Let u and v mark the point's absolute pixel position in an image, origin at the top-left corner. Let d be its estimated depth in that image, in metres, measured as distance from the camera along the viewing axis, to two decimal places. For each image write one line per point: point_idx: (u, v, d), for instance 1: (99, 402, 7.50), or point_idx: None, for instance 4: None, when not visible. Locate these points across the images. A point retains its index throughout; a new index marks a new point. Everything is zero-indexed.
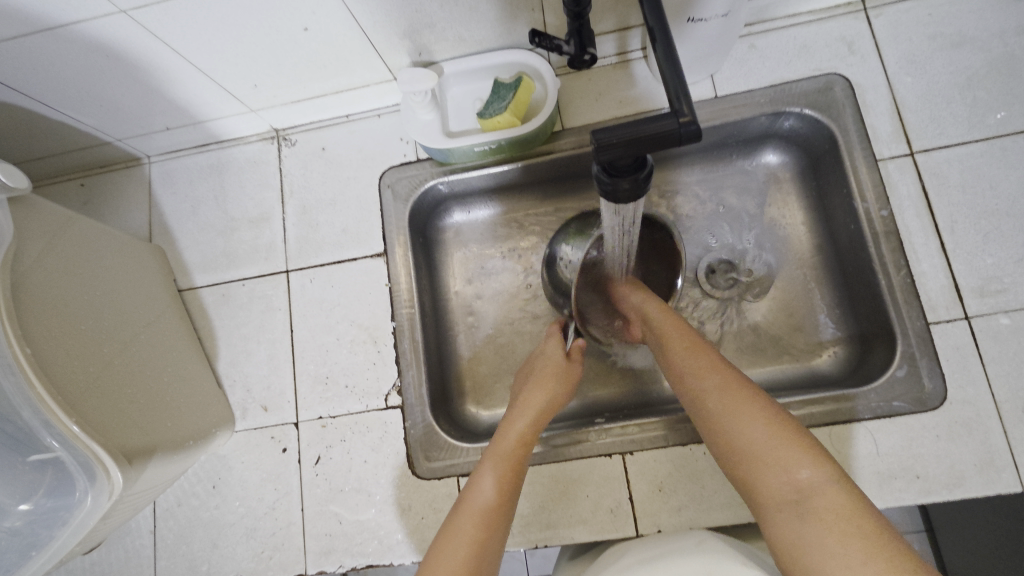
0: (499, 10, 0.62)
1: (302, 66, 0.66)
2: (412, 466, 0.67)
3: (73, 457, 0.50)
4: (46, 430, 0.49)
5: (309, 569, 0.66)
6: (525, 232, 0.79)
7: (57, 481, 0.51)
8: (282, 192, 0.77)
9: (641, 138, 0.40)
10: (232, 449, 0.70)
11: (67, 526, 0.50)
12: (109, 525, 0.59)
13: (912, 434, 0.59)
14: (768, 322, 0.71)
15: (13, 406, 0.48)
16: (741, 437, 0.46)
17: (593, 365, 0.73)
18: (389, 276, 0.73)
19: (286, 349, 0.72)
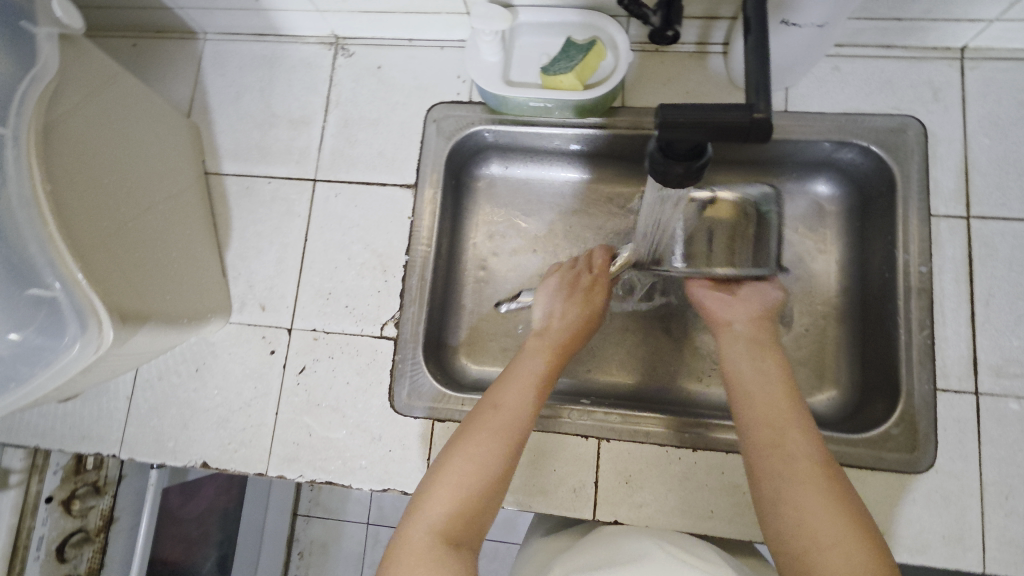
0: None
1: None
2: (391, 400, 0.67)
3: (69, 303, 0.49)
4: (48, 269, 0.48)
5: (270, 470, 0.67)
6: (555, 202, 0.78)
7: (47, 322, 0.50)
8: (327, 100, 0.76)
9: (713, 125, 0.39)
10: (222, 339, 0.71)
11: (48, 369, 0.50)
12: (86, 380, 0.60)
13: (887, 495, 0.58)
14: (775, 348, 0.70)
15: (21, 238, 0.47)
16: (794, 451, 0.48)
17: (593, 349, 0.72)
18: (414, 210, 0.72)
19: (296, 256, 0.72)
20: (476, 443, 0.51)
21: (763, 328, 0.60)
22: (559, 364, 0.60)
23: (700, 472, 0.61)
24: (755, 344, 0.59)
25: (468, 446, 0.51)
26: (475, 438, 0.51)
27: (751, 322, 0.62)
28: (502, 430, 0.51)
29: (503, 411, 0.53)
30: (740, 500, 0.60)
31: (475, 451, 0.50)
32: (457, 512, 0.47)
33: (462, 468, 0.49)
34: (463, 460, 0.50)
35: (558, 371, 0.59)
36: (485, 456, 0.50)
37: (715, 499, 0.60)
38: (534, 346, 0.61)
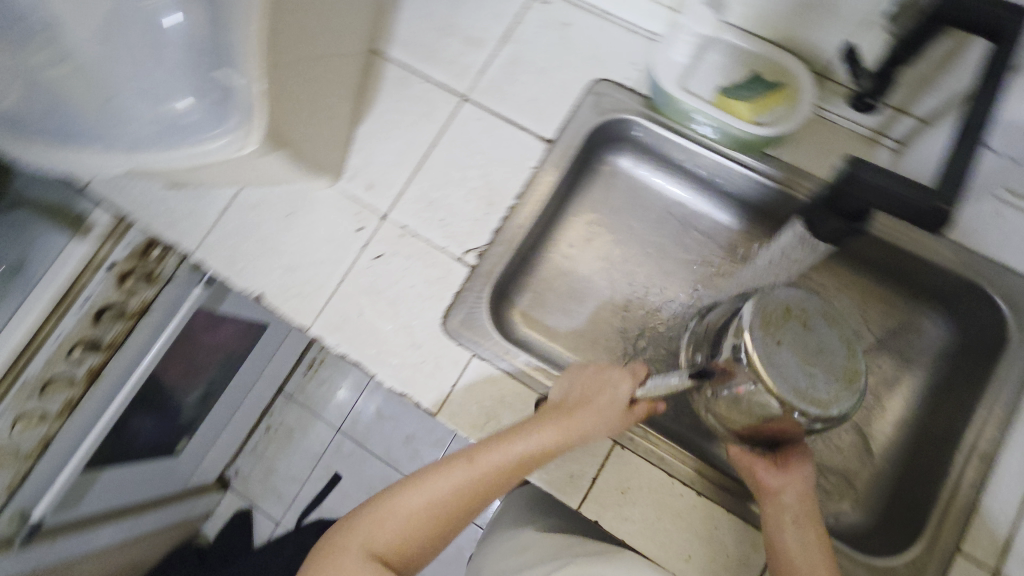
0: (812, 7, 0.60)
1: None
2: (444, 318, 0.69)
3: (239, 99, 0.52)
4: (240, 63, 0.52)
5: (313, 329, 0.70)
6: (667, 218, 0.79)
7: (215, 106, 0.54)
8: (507, 33, 0.77)
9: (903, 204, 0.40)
10: (321, 198, 0.74)
11: (190, 147, 0.53)
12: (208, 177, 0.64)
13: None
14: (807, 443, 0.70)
15: (237, 26, 0.51)
16: None
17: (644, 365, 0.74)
18: (540, 162, 0.73)
19: (418, 155, 0.74)
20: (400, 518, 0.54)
21: (809, 492, 0.57)
22: (554, 450, 0.57)
23: (695, 517, 0.61)
24: (807, 509, 0.56)
25: (394, 519, 0.54)
26: (432, 487, 0.55)
27: (799, 491, 0.57)
28: (433, 509, 0.55)
29: (479, 470, 0.55)
30: (720, 558, 0.60)
31: (404, 522, 0.54)
32: (393, 543, 0.53)
33: (398, 518, 0.54)
34: (410, 501, 0.55)
35: (551, 451, 0.56)
36: (419, 513, 0.55)
37: (696, 546, 0.60)
38: (537, 421, 0.58)
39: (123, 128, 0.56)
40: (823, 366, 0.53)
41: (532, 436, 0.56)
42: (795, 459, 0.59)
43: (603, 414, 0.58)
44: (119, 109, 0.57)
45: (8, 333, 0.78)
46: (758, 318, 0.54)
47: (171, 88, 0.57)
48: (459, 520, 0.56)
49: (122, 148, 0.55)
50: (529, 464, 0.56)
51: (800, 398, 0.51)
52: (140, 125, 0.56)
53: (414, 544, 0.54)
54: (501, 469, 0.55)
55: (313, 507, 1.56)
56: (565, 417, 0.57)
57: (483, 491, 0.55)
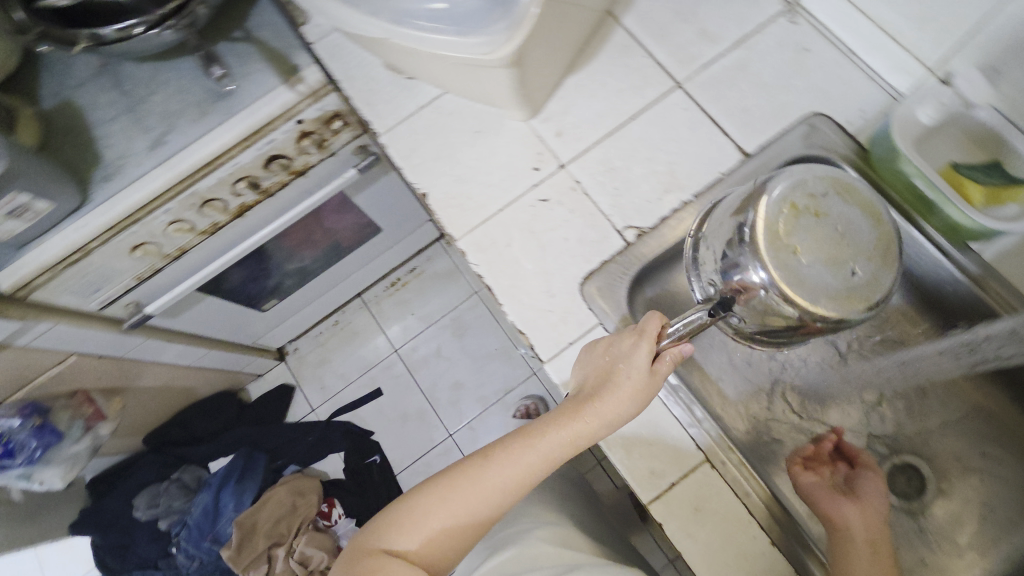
0: None
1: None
2: (585, 279, 0.69)
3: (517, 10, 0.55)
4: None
5: (460, 242, 0.72)
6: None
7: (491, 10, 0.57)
8: (744, 38, 0.76)
9: None
10: (510, 127, 0.76)
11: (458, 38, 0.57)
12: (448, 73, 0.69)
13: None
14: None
15: None
16: None
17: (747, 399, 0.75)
18: (729, 171, 0.71)
19: (613, 123, 0.75)
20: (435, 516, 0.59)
21: (879, 520, 0.58)
22: (571, 443, 0.59)
23: (759, 562, 0.60)
24: (880, 541, 0.57)
25: (429, 511, 0.59)
26: (460, 495, 0.59)
27: (866, 521, 0.58)
28: (462, 512, 0.59)
29: (501, 475, 0.59)
30: None
31: (430, 521, 0.58)
32: (422, 544, 0.58)
33: (425, 527, 0.58)
34: (433, 513, 0.59)
35: (568, 443, 0.59)
36: (439, 523, 0.58)
37: None
38: (557, 414, 0.61)
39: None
40: (850, 245, 0.56)
41: (551, 436, 0.60)
42: (866, 495, 0.60)
43: (630, 394, 0.58)
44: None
45: (201, 142, 0.83)
46: (766, 230, 0.56)
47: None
48: (496, 517, 0.60)
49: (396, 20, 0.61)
50: (549, 462, 0.60)
51: (850, 300, 0.54)
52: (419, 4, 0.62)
53: (437, 554, 0.58)
54: (524, 471, 0.59)
55: (348, 409, 1.62)
56: (580, 413, 0.59)
57: (509, 493, 0.59)
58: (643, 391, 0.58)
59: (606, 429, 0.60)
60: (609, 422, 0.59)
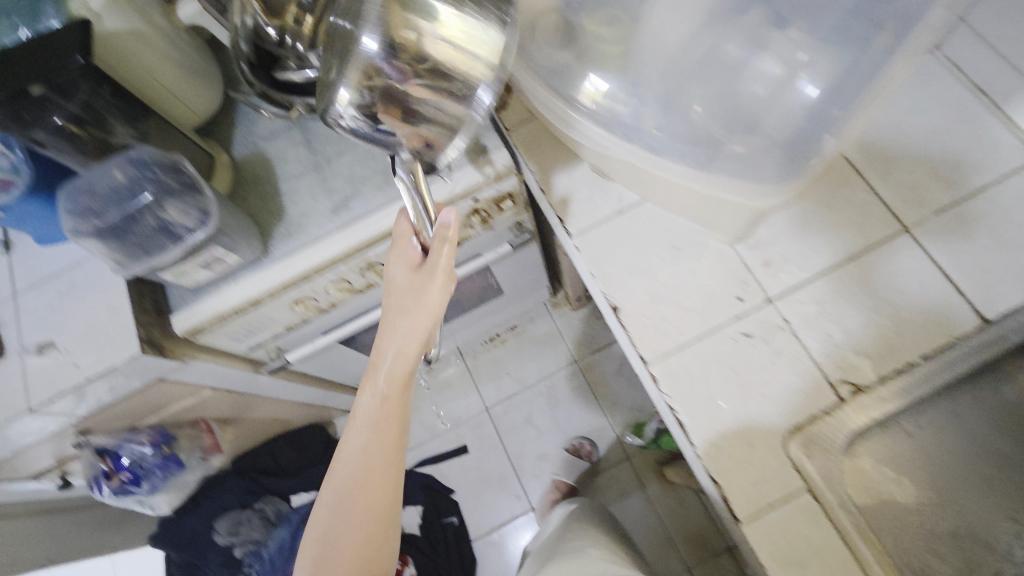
0: None
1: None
2: (790, 433, 0.64)
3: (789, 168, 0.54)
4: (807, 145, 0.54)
5: (651, 366, 0.68)
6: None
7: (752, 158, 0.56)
8: (987, 184, 0.68)
9: None
10: (713, 248, 0.71)
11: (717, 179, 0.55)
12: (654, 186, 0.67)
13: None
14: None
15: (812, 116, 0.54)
16: None
17: None
18: (964, 335, 0.64)
19: (830, 260, 0.69)
20: (342, 555, 0.62)
21: None
22: (408, 369, 0.64)
23: None
24: None
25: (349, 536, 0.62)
26: (339, 521, 0.63)
27: None
28: (355, 526, 0.63)
29: (358, 486, 0.63)
30: None
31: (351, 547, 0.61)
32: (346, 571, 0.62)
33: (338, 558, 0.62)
34: (334, 539, 0.63)
35: (407, 365, 0.64)
36: (342, 548, 0.62)
37: None
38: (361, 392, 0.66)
39: (723, 162, 0.56)
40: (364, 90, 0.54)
41: (366, 406, 0.64)
42: None
43: (399, 385, 0.65)
44: (687, 142, 0.58)
45: (385, 212, 0.83)
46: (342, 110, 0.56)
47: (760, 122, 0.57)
48: (394, 496, 0.65)
49: (740, 186, 0.55)
50: (393, 404, 0.64)
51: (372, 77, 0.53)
52: (741, 160, 0.56)
53: (368, 557, 0.62)
54: (385, 432, 0.64)
55: (432, 462, 1.59)
56: (373, 395, 0.64)
57: (388, 476, 0.63)
58: (425, 312, 0.64)
59: (406, 358, 0.64)
60: (401, 352, 0.64)
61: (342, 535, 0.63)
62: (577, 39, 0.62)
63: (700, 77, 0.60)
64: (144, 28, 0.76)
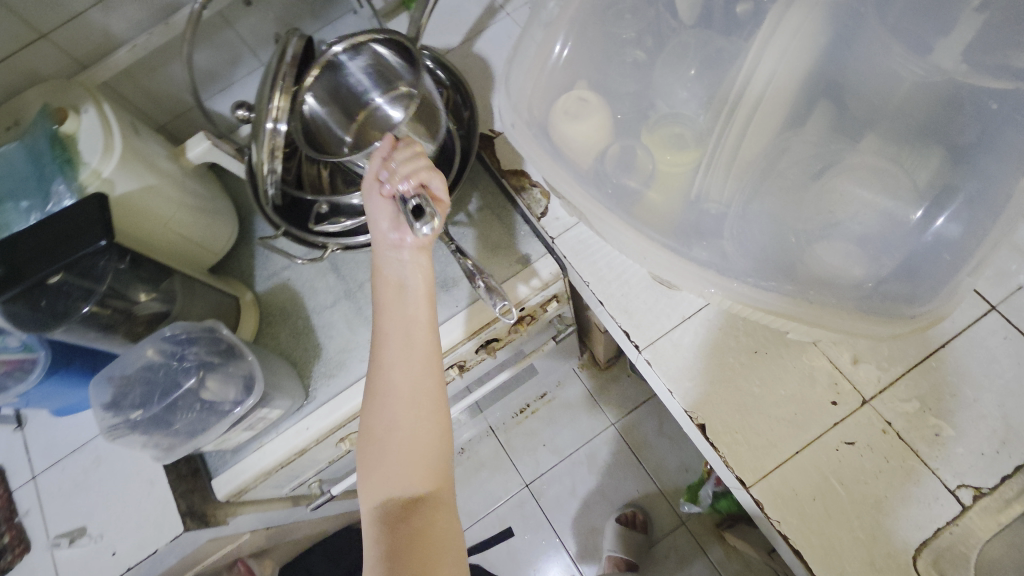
0: None
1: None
2: (918, 552, 0.58)
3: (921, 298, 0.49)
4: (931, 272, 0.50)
5: (752, 489, 0.63)
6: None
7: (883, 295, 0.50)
8: None
9: None
10: (795, 350, 0.67)
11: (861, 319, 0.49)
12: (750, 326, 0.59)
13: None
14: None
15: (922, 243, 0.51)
16: None
17: None
18: None
19: (921, 350, 0.66)
20: (386, 455, 0.56)
21: None
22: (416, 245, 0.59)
23: None
24: None
25: (435, 525, 0.53)
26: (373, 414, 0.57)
27: None
28: (396, 406, 0.56)
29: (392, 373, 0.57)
30: None
31: (441, 531, 0.52)
32: (400, 487, 0.55)
33: (383, 459, 0.56)
34: (372, 434, 0.57)
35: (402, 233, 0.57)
36: (382, 435, 0.56)
37: None
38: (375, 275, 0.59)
39: (850, 300, 0.50)
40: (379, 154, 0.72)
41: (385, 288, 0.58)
42: None
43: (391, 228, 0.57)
44: (789, 281, 0.52)
45: None
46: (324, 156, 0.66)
47: (868, 242, 0.54)
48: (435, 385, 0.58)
49: (885, 327, 0.49)
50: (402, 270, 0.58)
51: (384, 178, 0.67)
52: (868, 297, 0.51)
53: (427, 472, 0.56)
54: (409, 304, 0.58)
55: (477, 550, 1.51)
56: (384, 270, 0.58)
57: (406, 330, 0.57)
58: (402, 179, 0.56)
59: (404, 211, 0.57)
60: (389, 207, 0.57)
61: (380, 446, 0.56)
62: (640, 168, 0.59)
63: (773, 205, 0.57)
64: (156, 180, 0.69)
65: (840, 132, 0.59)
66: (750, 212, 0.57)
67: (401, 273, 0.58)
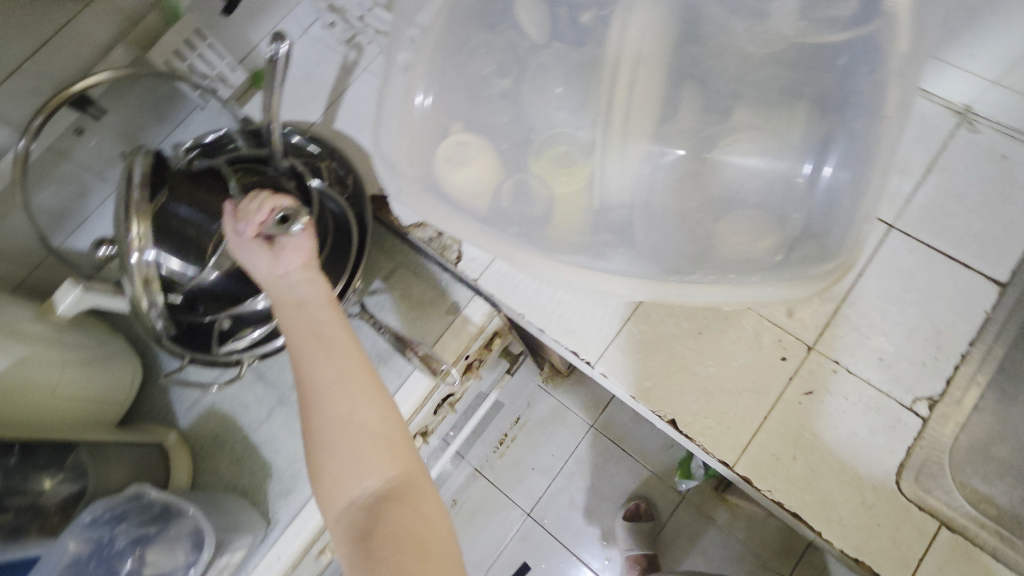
0: None
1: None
2: (900, 477, 0.61)
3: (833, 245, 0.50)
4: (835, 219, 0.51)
5: (737, 467, 0.63)
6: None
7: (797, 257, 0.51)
8: (935, 161, 0.72)
9: None
10: (735, 320, 0.69)
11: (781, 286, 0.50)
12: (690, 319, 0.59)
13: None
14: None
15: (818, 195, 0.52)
16: None
17: None
18: (994, 307, 0.65)
19: (844, 285, 0.69)
20: (339, 460, 0.50)
21: None
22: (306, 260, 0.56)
23: None
24: None
25: (415, 508, 0.49)
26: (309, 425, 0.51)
27: None
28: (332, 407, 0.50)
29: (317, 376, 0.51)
30: None
31: (423, 512, 0.49)
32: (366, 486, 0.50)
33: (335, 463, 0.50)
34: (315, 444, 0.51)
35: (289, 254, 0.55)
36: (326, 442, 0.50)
37: None
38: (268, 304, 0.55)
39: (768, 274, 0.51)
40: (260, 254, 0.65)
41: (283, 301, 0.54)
42: None
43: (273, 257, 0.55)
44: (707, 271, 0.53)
45: None
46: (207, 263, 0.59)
47: (769, 207, 0.58)
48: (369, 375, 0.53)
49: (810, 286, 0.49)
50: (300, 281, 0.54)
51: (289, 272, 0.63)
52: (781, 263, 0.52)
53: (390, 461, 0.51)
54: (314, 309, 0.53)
55: None
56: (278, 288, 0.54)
57: (321, 334, 0.52)
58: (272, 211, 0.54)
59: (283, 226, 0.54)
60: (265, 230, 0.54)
61: (330, 447, 0.50)
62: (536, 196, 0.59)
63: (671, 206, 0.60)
64: (28, 348, 0.61)
65: (710, 110, 0.62)
66: (661, 208, 0.60)
67: (299, 285, 0.54)
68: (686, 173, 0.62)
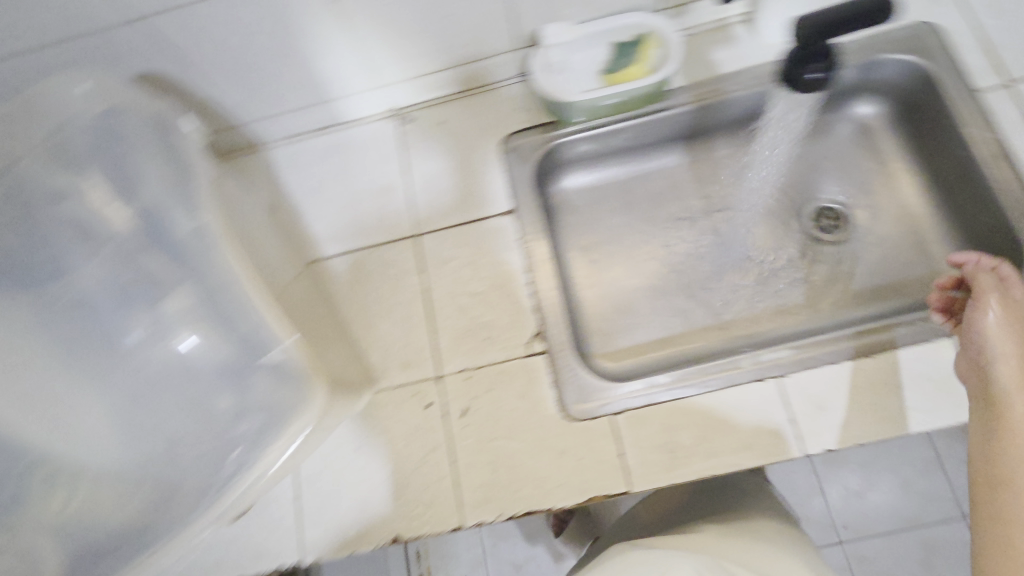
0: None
1: (432, 24, 0.70)
2: (564, 409, 0.66)
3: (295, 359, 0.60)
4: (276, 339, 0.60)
5: (467, 521, 0.63)
6: (646, 198, 0.85)
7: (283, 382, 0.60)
8: (404, 164, 0.79)
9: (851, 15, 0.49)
10: (373, 410, 0.69)
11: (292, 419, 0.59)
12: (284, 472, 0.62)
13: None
14: (872, 274, 0.77)
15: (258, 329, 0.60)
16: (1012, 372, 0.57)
17: (706, 317, 0.78)
18: (520, 230, 0.74)
19: (425, 305, 0.73)
20: None
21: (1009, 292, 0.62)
22: None
23: (884, 375, 0.63)
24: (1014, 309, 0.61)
25: None
26: None
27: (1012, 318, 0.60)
28: None
29: None
30: (931, 386, 0.61)
31: None
32: None
33: None
34: None
35: None
36: None
37: (908, 395, 0.61)
38: None
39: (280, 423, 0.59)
40: None
41: None
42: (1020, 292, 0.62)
43: None
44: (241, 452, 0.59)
45: None
46: None
47: (237, 349, 0.62)
48: None
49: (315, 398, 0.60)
50: None
51: None
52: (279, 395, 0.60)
53: None
54: None
55: None
56: None
57: None
58: None
59: None
60: None
61: None
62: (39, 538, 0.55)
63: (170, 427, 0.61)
64: None
65: (136, 316, 0.63)
66: (136, 423, 0.61)
67: None
68: (140, 367, 0.63)
